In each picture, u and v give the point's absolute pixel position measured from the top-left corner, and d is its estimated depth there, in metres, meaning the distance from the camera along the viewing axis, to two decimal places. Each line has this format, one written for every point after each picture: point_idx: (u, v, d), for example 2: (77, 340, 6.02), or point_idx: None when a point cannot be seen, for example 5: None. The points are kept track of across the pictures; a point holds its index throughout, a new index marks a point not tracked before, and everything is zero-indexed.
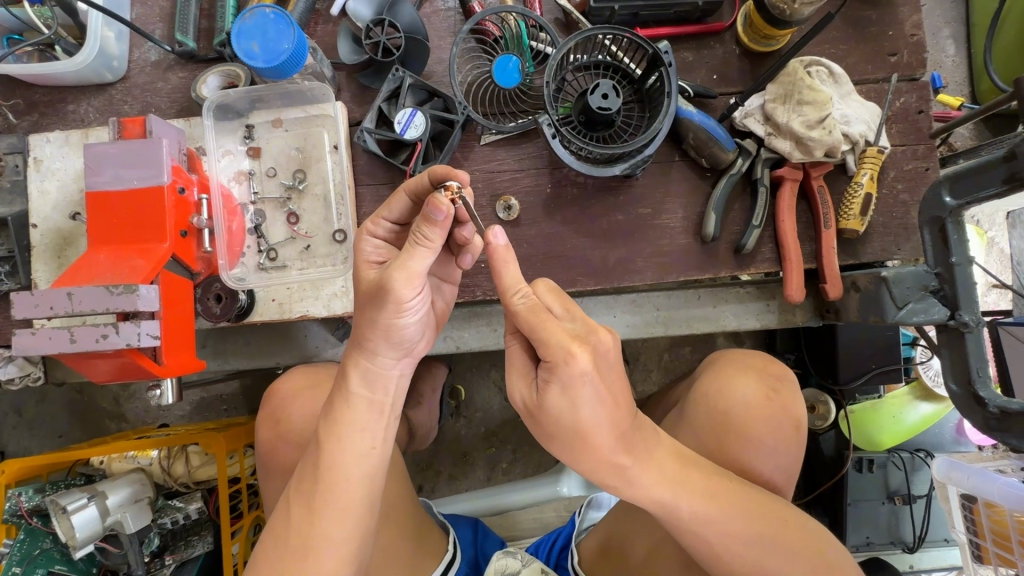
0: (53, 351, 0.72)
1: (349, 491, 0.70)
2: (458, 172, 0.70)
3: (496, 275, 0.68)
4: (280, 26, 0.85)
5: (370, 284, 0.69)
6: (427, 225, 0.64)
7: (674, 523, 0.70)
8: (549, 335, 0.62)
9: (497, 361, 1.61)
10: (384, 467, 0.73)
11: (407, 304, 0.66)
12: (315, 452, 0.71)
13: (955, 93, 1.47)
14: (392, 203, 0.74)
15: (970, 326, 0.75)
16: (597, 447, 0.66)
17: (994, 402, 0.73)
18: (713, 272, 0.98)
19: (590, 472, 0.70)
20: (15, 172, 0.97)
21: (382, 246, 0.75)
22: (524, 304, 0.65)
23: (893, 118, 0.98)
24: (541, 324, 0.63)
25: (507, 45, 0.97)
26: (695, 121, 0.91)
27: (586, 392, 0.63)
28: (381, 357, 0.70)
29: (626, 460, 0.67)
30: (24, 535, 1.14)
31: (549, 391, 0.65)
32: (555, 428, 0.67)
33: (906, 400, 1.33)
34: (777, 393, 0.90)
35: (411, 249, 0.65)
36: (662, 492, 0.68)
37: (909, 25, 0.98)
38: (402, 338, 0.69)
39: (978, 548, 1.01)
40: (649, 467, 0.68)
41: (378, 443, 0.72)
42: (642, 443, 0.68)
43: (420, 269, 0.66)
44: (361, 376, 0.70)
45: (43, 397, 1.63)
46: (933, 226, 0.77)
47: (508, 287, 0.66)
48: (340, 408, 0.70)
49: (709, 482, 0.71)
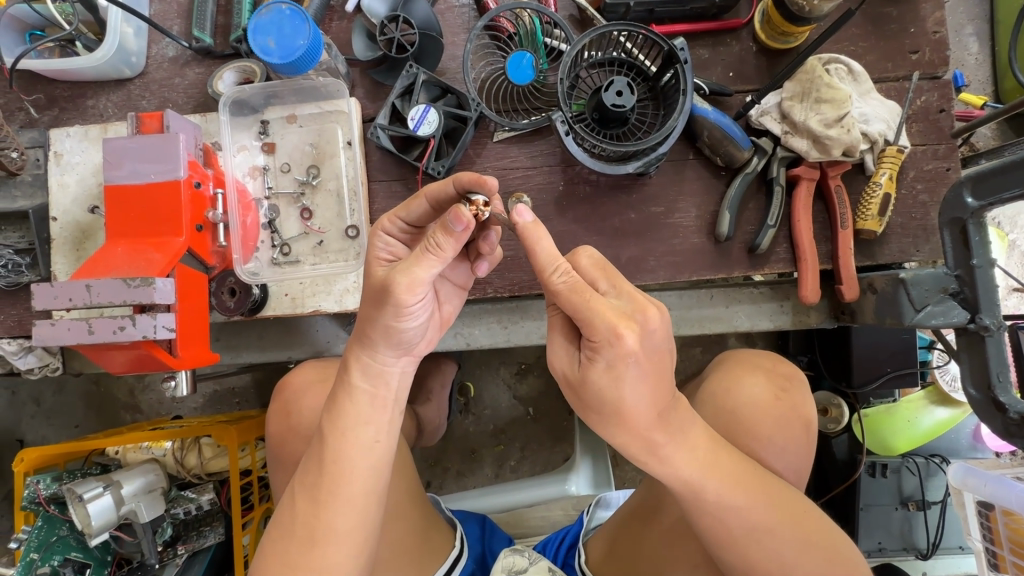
0: (72, 342, 0.74)
1: (354, 483, 0.70)
2: (487, 179, 0.68)
3: (532, 252, 0.65)
4: (295, 22, 0.85)
5: (377, 280, 0.68)
6: (442, 234, 0.63)
7: (695, 505, 0.69)
8: (594, 315, 0.60)
9: (507, 358, 1.61)
10: (388, 460, 0.74)
11: (408, 307, 0.65)
12: (320, 443, 0.71)
13: (977, 92, 1.44)
14: (411, 206, 0.73)
15: (990, 329, 0.74)
16: (632, 424, 0.65)
17: (1015, 408, 0.71)
18: (726, 272, 0.97)
19: (622, 446, 0.69)
20: (36, 166, 0.99)
21: (394, 245, 0.74)
22: (565, 283, 0.62)
23: (913, 117, 0.96)
24: (586, 305, 0.61)
25: (521, 42, 0.97)
26: (710, 119, 0.90)
27: (630, 371, 0.61)
28: (380, 354, 0.70)
29: (662, 437, 0.66)
30: (42, 522, 1.16)
31: (593, 367, 0.63)
32: (595, 403, 0.66)
33: (921, 405, 1.29)
34: (786, 393, 0.89)
35: (421, 255, 0.64)
36: (692, 472, 0.68)
37: (931, 22, 0.97)
38: (401, 338, 0.68)
39: (994, 556, 0.99)
40: (683, 448, 0.67)
41: (381, 437, 0.72)
42: (678, 422, 0.67)
43: (425, 276, 0.65)
44: (361, 370, 0.70)
45: (61, 386, 1.65)
46: (954, 227, 0.76)
47: (546, 265, 0.63)
48: (342, 400, 0.71)
49: (739, 467, 0.71)
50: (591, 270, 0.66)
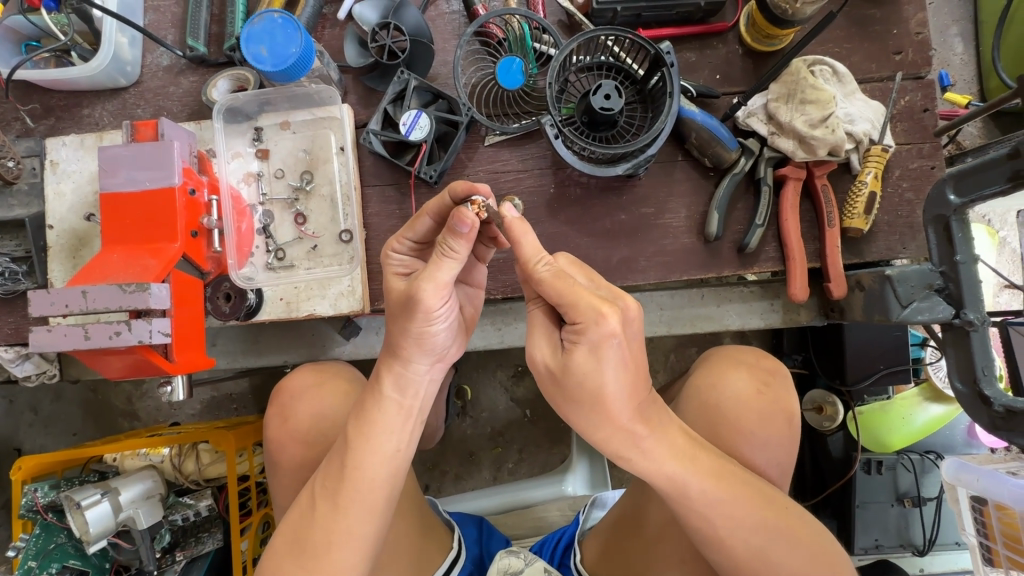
0: (69, 347, 0.75)
1: (373, 490, 0.72)
2: (478, 186, 0.71)
3: (517, 248, 0.67)
4: (288, 31, 0.86)
5: (399, 293, 0.70)
6: (452, 236, 0.65)
7: (680, 502, 0.70)
8: (578, 298, 0.63)
9: (503, 361, 1.62)
10: (405, 470, 0.75)
11: (436, 312, 0.67)
12: (343, 448, 0.73)
13: (963, 91, 1.46)
14: (415, 225, 0.75)
15: (975, 324, 0.75)
16: (614, 415, 0.66)
17: (1000, 401, 0.73)
18: (716, 271, 0.98)
19: (603, 441, 0.70)
20: (32, 174, 1.00)
21: (408, 260, 0.77)
22: (548, 270, 0.65)
23: (898, 116, 0.98)
24: (570, 289, 0.64)
25: (511, 47, 0.98)
26: (697, 121, 0.91)
27: (612, 352, 0.63)
28: (414, 364, 0.71)
29: (642, 430, 0.67)
30: (40, 529, 1.17)
31: (576, 352, 0.64)
32: (578, 393, 0.66)
33: (915, 402, 1.30)
34: (769, 387, 0.91)
35: (438, 260, 0.66)
36: (674, 468, 0.69)
37: (913, 24, 0.98)
38: (433, 344, 0.70)
39: (988, 550, 1.00)
40: (662, 441, 0.69)
41: (403, 446, 0.73)
42: (657, 417, 0.69)
43: (447, 279, 0.67)
44: (394, 381, 0.72)
45: (59, 394, 1.66)
46: (937, 224, 0.77)
47: (530, 256, 0.66)
48: (372, 408, 0.72)
49: (717, 463, 0.72)
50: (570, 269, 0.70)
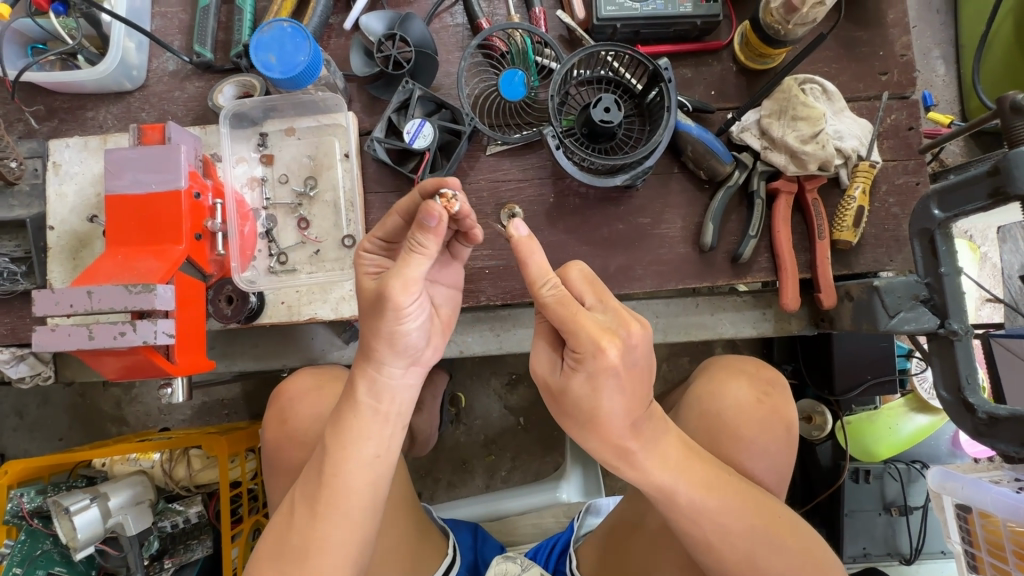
0: (72, 348, 0.75)
1: (354, 497, 0.72)
2: (447, 179, 0.72)
3: (524, 268, 0.67)
4: (296, 39, 0.88)
5: (369, 292, 0.71)
6: (421, 232, 0.67)
7: (670, 508, 0.72)
8: (580, 329, 0.64)
9: (497, 368, 1.63)
10: (388, 474, 0.75)
11: (407, 309, 0.68)
12: (322, 455, 0.73)
13: (945, 111, 1.52)
14: (386, 223, 0.77)
15: (959, 334, 0.78)
16: (607, 429, 0.67)
17: (983, 409, 0.75)
18: (711, 281, 1.01)
19: (596, 451, 0.72)
20: (34, 175, 1.00)
21: (379, 260, 0.77)
22: (552, 296, 0.65)
23: (884, 134, 1.02)
24: (572, 317, 0.64)
25: (513, 60, 1.01)
26: (693, 134, 0.94)
27: (609, 384, 0.64)
28: (387, 366, 0.71)
29: (634, 444, 0.69)
30: (26, 536, 1.14)
31: (575, 377, 0.67)
32: (573, 411, 0.69)
33: (901, 412, 1.34)
34: (769, 397, 0.93)
35: (407, 256, 0.67)
36: (661, 476, 0.70)
37: (898, 46, 1.02)
38: (406, 345, 0.70)
39: (972, 558, 1.02)
40: (654, 454, 0.70)
41: (382, 452, 0.74)
42: (650, 431, 0.70)
43: (417, 275, 0.68)
44: (368, 386, 0.72)
45: (46, 398, 1.64)
46: (922, 239, 0.81)
47: (537, 278, 0.66)
48: (347, 415, 0.72)
49: (709, 474, 0.73)
50: (580, 283, 0.70)
